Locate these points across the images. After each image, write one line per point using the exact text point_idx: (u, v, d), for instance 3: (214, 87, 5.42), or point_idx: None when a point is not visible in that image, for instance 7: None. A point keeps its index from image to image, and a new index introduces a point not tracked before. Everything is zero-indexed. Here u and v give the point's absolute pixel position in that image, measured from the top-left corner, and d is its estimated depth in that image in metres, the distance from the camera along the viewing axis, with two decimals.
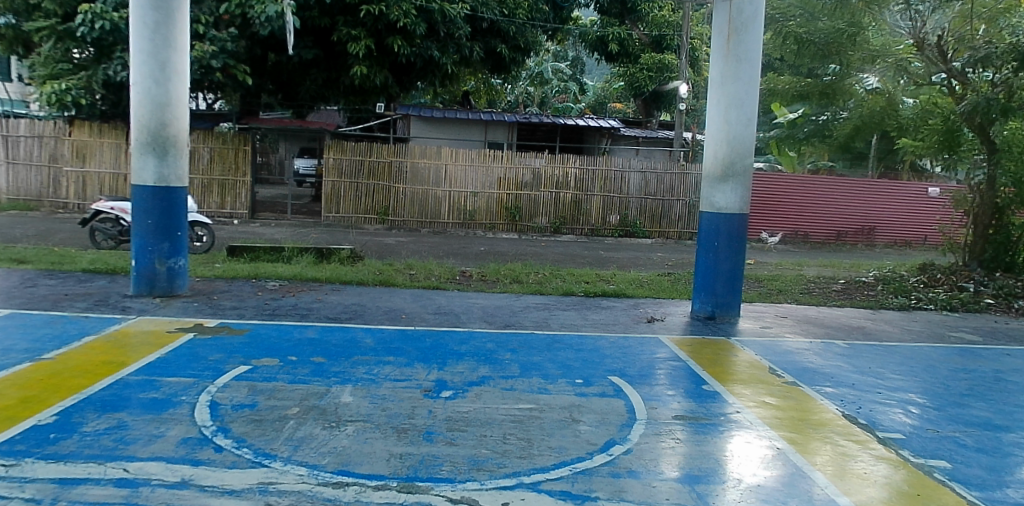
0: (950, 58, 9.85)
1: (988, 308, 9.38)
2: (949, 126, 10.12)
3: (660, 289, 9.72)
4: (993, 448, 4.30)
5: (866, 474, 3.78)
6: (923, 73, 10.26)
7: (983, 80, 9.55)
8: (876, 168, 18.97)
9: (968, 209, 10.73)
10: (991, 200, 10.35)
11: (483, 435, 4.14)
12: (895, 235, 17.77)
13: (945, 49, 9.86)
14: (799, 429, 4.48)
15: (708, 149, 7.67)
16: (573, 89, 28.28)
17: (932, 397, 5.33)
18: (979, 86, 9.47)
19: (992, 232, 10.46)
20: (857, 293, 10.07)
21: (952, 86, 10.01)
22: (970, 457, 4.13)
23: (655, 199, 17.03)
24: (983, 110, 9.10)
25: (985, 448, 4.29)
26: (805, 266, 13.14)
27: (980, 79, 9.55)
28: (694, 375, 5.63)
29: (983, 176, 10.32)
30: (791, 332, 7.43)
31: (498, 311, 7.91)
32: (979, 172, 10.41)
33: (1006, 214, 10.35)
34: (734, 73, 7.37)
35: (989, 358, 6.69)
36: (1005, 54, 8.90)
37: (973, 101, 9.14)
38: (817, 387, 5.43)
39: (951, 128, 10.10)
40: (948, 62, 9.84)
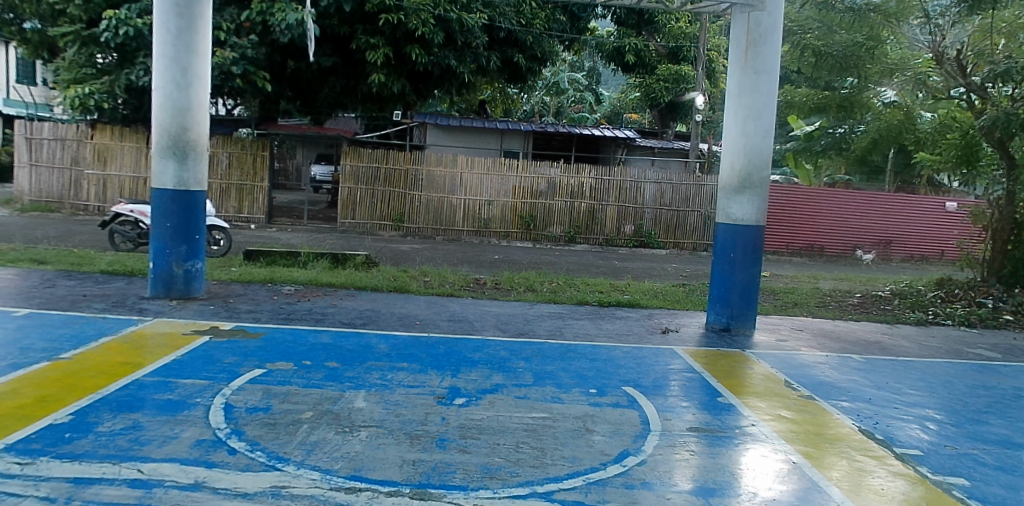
0: (970, 73, 9.67)
1: (1007, 324, 9.25)
2: (968, 141, 10.13)
3: (673, 299, 9.69)
4: (1013, 466, 4.24)
5: (883, 490, 3.74)
6: (941, 87, 10.06)
7: (1003, 95, 9.44)
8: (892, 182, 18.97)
9: (987, 224, 10.51)
10: (1010, 215, 10.17)
11: (496, 443, 4.14)
12: (914, 247, 17.58)
13: (966, 64, 9.68)
14: (815, 443, 4.45)
15: (725, 161, 7.63)
16: (589, 99, 28.34)
17: (950, 413, 5.27)
18: (998, 101, 9.37)
19: (1011, 248, 10.25)
20: (873, 307, 9.96)
21: (971, 101, 9.86)
22: (989, 475, 4.08)
23: (670, 210, 16.97)
24: (1002, 124, 8.97)
25: (1005, 466, 4.23)
26: (820, 279, 13.03)
27: (1000, 94, 9.43)
28: (709, 387, 5.60)
29: (1002, 192, 10.14)
30: (807, 346, 7.33)
31: (512, 319, 7.91)
32: (998, 186, 10.29)
33: None
34: (753, 85, 7.35)
35: (1009, 375, 6.59)
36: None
37: (992, 116, 9.03)
38: (833, 402, 5.38)
39: (970, 143, 10.12)
40: (967, 76, 9.63)
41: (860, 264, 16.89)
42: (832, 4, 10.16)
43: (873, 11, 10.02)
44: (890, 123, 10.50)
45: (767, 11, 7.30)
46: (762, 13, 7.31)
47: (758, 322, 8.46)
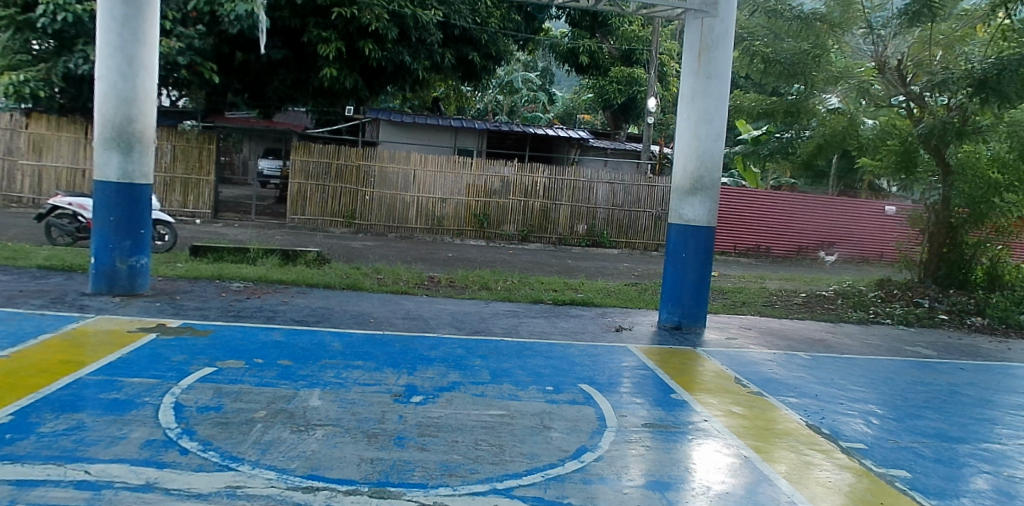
0: (909, 82, 10.21)
1: (942, 323, 9.74)
2: (908, 148, 10.45)
3: (626, 298, 9.86)
4: (950, 459, 4.50)
5: (829, 482, 3.91)
6: (883, 95, 10.52)
7: (939, 105, 10.02)
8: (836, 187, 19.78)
9: (925, 228, 11.06)
10: (945, 218, 10.66)
11: (455, 440, 4.14)
12: (853, 250, 18.33)
13: (905, 73, 10.19)
14: (765, 438, 4.61)
15: (678, 163, 7.80)
16: (542, 99, 28.46)
17: (890, 408, 5.53)
18: (935, 111, 9.96)
19: (946, 251, 10.79)
20: (818, 306, 10.36)
21: (909, 109, 10.40)
22: (928, 467, 4.32)
23: (622, 210, 17.24)
24: (939, 133, 9.50)
25: (942, 459, 4.49)
26: (766, 279, 13.48)
27: (937, 104, 10.02)
28: (662, 384, 5.72)
29: (938, 197, 10.66)
30: (755, 343, 7.57)
31: (467, 317, 7.90)
32: (934, 192, 10.78)
33: (960, 234, 10.70)
34: (705, 89, 7.53)
35: (945, 371, 6.93)
36: (960, 80, 9.16)
37: (931, 124, 9.54)
38: (781, 398, 5.57)
39: (909, 150, 10.44)
40: (907, 85, 10.17)
41: (819, 264, 17.75)
42: (780, 12, 10.56)
43: (820, 20, 10.47)
44: (833, 131, 10.67)
45: (720, 17, 7.48)
46: (715, 19, 7.49)
47: (708, 321, 8.67)
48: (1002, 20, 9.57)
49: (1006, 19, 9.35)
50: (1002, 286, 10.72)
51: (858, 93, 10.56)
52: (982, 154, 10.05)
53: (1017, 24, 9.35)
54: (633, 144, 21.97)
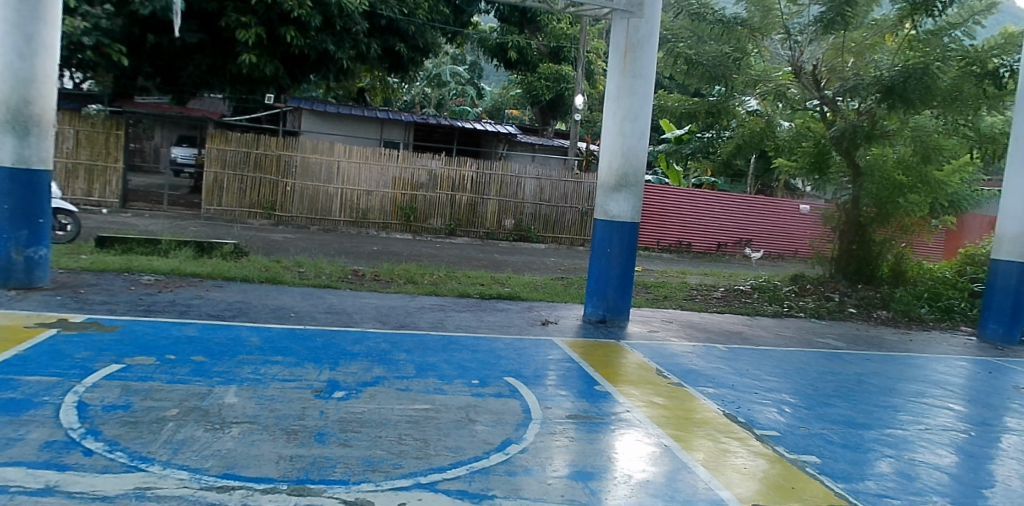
0: (823, 86, 10.72)
1: (850, 316, 10.38)
2: (820, 149, 11.22)
3: (552, 292, 9.98)
4: (855, 444, 4.87)
5: (744, 468, 4.12)
6: (799, 99, 10.97)
7: (852, 109, 10.50)
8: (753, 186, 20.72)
9: (835, 226, 11.70)
10: (854, 217, 11.34)
11: (378, 436, 4.09)
12: (766, 246, 19.26)
13: (819, 77, 10.72)
14: (684, 427, 4.81)
15: (603, 159, 7.97)
16: (470, 93, 28.41)
17: (801, 397, 5.86)
18: (848, 115, 10.45)
19: (856, 248, 11.47)
20: (736, 300, 10.82)
21: (824, 112, 10.90)
22: (836, 453, 4.66)
23: (549, 206, 17.36)
24: (850, 135, 10.02)
25: (848, 444, 4.86)
26: (687, 274, 13.93)
27: (849, 108, 10.52)
28: (587, 376, 5.84)
29: (848, 197, 11.33)
30: (676, 336, 7.84)
31: (392, 311, 7.81)
32: (845, 192, 11.42)
33: (868, 232, 11.36)
34: (630, 89, 7.72)
35: (852, 362, 7.37)
36: (870, 86, 9.74)
37: (843, 127, 10.06)
38: (700, 388, 5.78)
39: (821, 151, 11.21)
40: (821, 89, 10.70)
41: (746, 260, 18.51)
42: (704, 16, 10.93)
43: (741, 25, 10.83)
44: (751, 133, 11.43)
45: (645, 19, 7.68)
46: (640, 20, 7.69)
47: (632, 315, 8.89)
48: (909, 30, 10.37)
49: (913, 29, 10.23)
50: (905, 281, 11.45)
51: (776, 96, 10.82)
52: (888, 157, 10.75)
53: (921, 35, 10.29)
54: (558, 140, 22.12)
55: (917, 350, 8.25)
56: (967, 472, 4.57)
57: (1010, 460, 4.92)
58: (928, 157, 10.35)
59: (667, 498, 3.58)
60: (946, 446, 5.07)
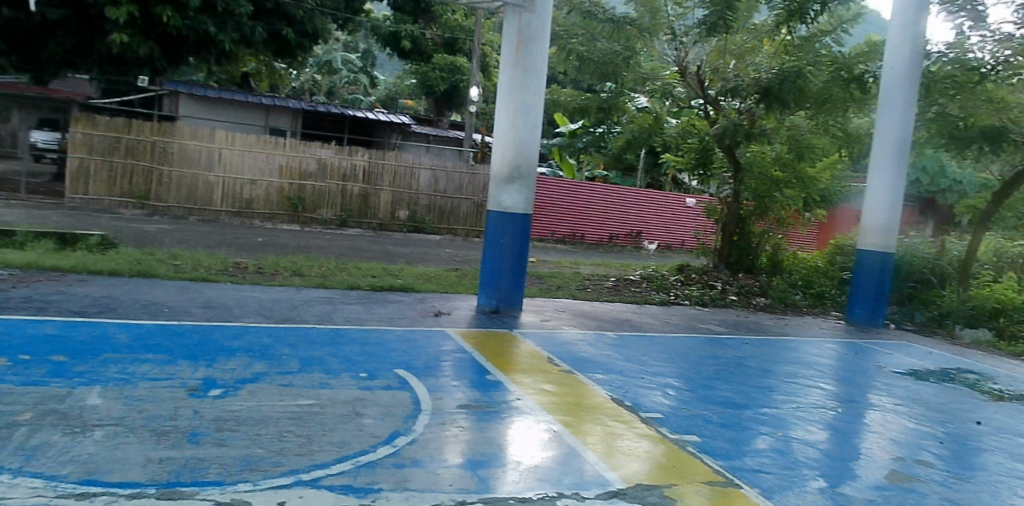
0: (706, 87, 11.31)
1: (731, 303, 11.01)
2: (704, 146, 11.62)
3: (445, 284, 9.99)
4: (733, 423, 5.20)
5: (630, 451, 4.32)
6: (685, 97, 11.42)
7: (732, 108, 11.13)
8: (642, 180, 21.62)
9: (718, 218, 12.24)
10: (735, 211, 11.98)
11: (258, 433, 3.97)
12: (654, 238, 20.17)
13: (703, 78, 11.24)
14: (573, 413, 4.95)
15: (496, 151, 8.03)
16: (363, 82, 27.94)
17: (685, 380, 6.16)
18: (729, 113, 11.06)
19: (736, 239, 12.11)
20: (625, 289, 11.20)
21: (708, 111, 11.49)
22: (715, 432, 4.96)
23: (444, 197, 17.41)
24: (731, 133, 10.62)
25: (727, 424, 5.18)
26: (579, 265, 14.28)
27: (730, 106, 11.16)
28: (478, 366, 5.89)
29: (729, 191, 11.99)
30: (567, 325, 8.04)
31: (277, 305, 7.58)
32: (726, 187, 12.06)
33: (748, 225, 12.02)
34: (522, 82, 7.81)
35: (732, 346, 7.82)
36: (748, 87, 10.45)
37: (724, 125, 10.64)
38: (589, 375, 5.96)
39: (705, 148, 11.61)
40: (705, 89, 11.29)
41: (645, 252, 19.32)
42: (595, 14, 11.25)
43: (630, 24, 11.20)
44: (641, 128, 11.56)
45: (536, 14, 7.80)
46: (532, 15, 7.80)
47: (526, 304, 9.04)
48: (784, 36, 10.93)
49: (788, 34, 10.75)
50: (781, 270, 12.22)
51: (663, 94, 11.38)
52: (767, 153, 11.15)
53: (796, 40, 10.82)
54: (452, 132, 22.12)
55: (791, 333, 8.89)
56: (834, 447, 4.99)
57: (873, 435, 5.40)
58: (801, 154, 10.85)
59: (553, 482, 3.69)
60: (817, 423, 5.50)
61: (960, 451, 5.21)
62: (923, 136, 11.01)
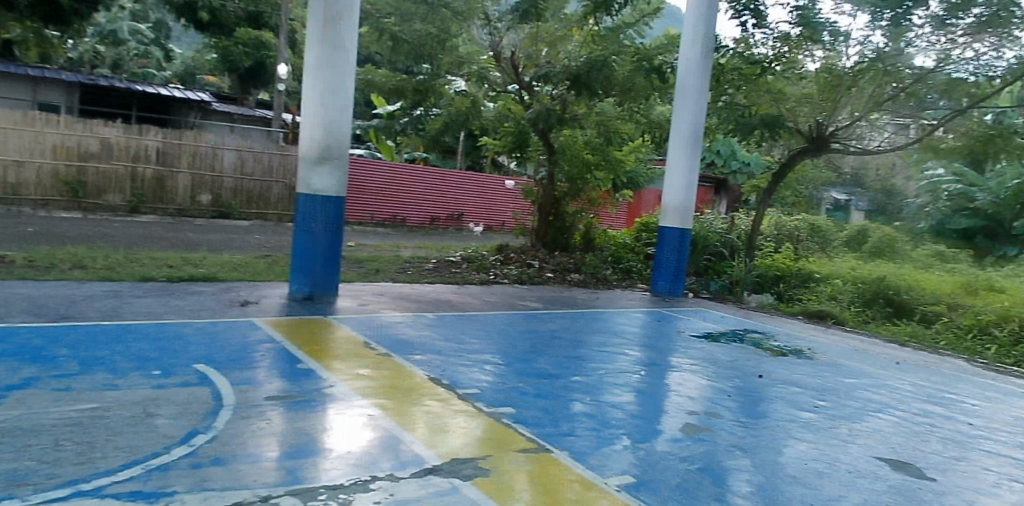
0: (520, 72, 11.83)
1: (547, 280, 11.62)
2: (520, 129, 11.87)
3: (252, 272, 9.55)
4: (546, 392, 5.54)
5: (449, 429, 4.48)
6: (501, 82, 11.98)
7: (545, 94, 11.69)
8: (463, 162, 22.09)
9: (534, 199, 12.86)
10: (551, 193, 12.58)
11: (26, 446, 3.59)
12: (475, 219, 20.66)
13: (517, 63, 11.77)
14: (388, 395, 5.00)
15: (304, 131, 7.78)
16: (158, 54, 25.73)
17: (502, 355, 6.42)
18: (542, 98, 11.56)
19: (551, 219, 12.75)
20: (445, 271, 11.38)
21: (522, 95, 11.93)
22: (529, 402, 5.26)
23: (251, 180, 16.55)
24: (544, 118, 11.13)
25: (541, 393, 5.51)
26: (401, 248, 14.25)
27: (542, 92, 11.67)
28: (289, 355, 5.73)
29: (545, 174, 12.58)
30: (387, 308, 8.03)
31: (52, 302, 6.82)
32: (541, 170, 12.68)
33: (562, 206, 12.73)
34: (330, 60, 7.61)
35: (547, 319, 8.27)
36: (560, 74, 11.15)
37: (539, 109, 11.12)
38: (406, 356, 6.02)
39: (521, 131, 11.87)
40: (519, 75, 11.82)
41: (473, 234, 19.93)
42: None
43: (445, 7, 11.03)
44: (458, 110, 11.59)
45: None
46: None
47: (343, 289, 8.86)
48: (591, 26, 11.66)
49: (595, 25, 11.49)
50: (594, 246, 13.02)
51: (478, 78, 11.73)
52: (578, 138, 11.77)
53: (602, 31, 11.58)
54: (260, 110, 22.40)
55: (601, 306, 9.58)
56: (637, 408, 5.51)
57: (672, 393, 6.04)
58: (609, 138, 11.65)
59: (366, 466, 3.73)
60: (624, 386, 6.03)
61: (746, 404, 6.02)
62: (714, 123, 12.06)
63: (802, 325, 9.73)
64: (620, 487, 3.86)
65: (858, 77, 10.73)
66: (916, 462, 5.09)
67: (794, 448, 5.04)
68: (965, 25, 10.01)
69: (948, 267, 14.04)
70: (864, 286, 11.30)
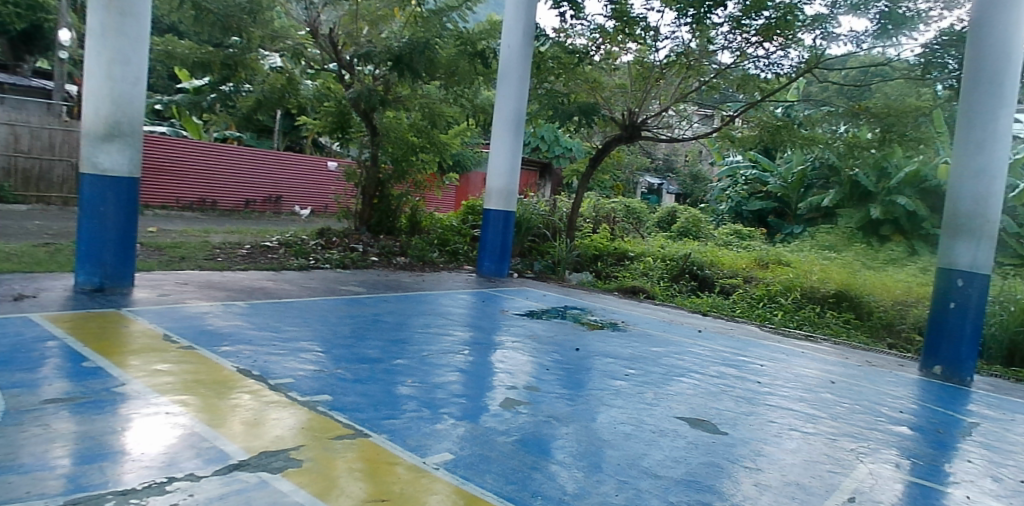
0: (339, 50, 11.63)
1: (371, 264, 11.56)
2: (341, 109, 11.90)
3: (26, 262, 8.47)
4: (366, 377, 5.51)
5: (262, 422, 4.34)
6: (319, 59, 11.78)
7: (366, 74, 11.71)
8: (282, 143, 21.53)
9: (357, 182, 12.75)
10: (375, 175, 12.64)
11: None
12: (297, 202, 19.90)
13: (336, 41, 11.53)
14: (192, 390, 4.73)
15: (87, 105, 7.04)
16: None
17: (322, 342, 6.28)
18: (364, 78, 11.60)
19: (376, 201, 12.79)
20: (260, 257, 10.85)
21: (341, 74, 11.81)
22: (347, 389, 5.20)
23: (26, 158, 14.79)
24: (365, 98, 11.02)
25: (360, 378, 5.47)
26: (210, 233, 13.37)
27: (363, 72, 11.67)
28: (72, 354, 5.19)
29: (368, 155, 12.66)
30: (194, 297, 7.51)
31: None
32: (365, 151, 12.71)
33: (387, 187, 12.82)
34: (118, 28, 6.93)
35: (369, 304, 8.19)
36: (381, 54, 10.86)
37: (359, 90, 11.05)
38: (213, 348, 5.70)
39: (342, 111, 11.91)
40: (338, 53, 11.60)
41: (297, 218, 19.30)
42: None
43: None
44: (274, 87, 11.60)
45: None
46: None
47: (140, 279, 8.11)
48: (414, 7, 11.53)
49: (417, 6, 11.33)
50: (420, 229, 13.40)
51: (295, 54, 11.49)
52: (402, 120, 12.26)
53: (424, 12, 11.51)
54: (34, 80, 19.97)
55: (426, 289, 9.62)
56: (460, 386, 5.66)
57: (495, 370, 6.27)
58: (433, 121, 12.00)
59: (167, 466, 3.52)
60: (448, 365, 6.16)
61: (565, 376, 6.39)
62: (536, 109, 12.74)
63: (619, 301, 10.48)
64: (438, 465, 3.98)
65: (667, 69, 11.66)
66: (711, 419, 5.70)
67: (607, 414, 5.43)
68: (756, 26, 10.78)
69: (742, 245, 15.79)
70: (671, 264, 12.39)
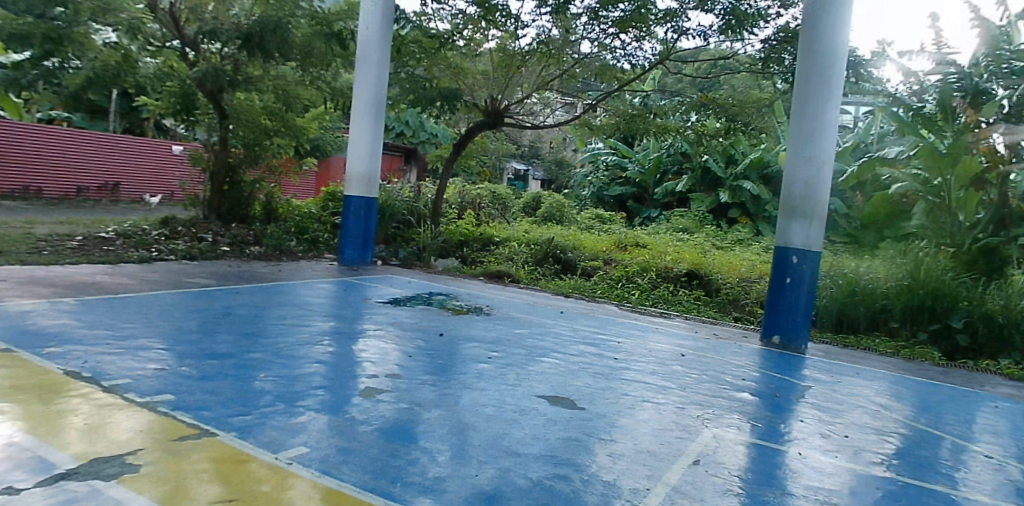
0: (182, 26, 11.27)
1: (222, 254, 11.03)
2: (184, 89, 11.30)
3: None
4: (213, 373, 5.28)
5: (96, 426, 4.06)
6: (159, 36, 11.40)
7: (212, 52, 11.41)
8: (117, 124, 19.90)
9: (205, 166, 12.25)
10: (224, 159, 12.18)
11: None
12: (135, 190, 18.54)
13: (178, 16, 11.17)
14: (11, 397, 4.33)
15: None
16: None
17: (166, 339, 5.93)
18: (209, 57, 11.28)
19: (226, 188, 12.38)
20: (93, 249, 10.01)
21: (186, 53, 11.48)
22: (192, 387, 4.96)
23: None
24: (211, 77, 10.70)
25: (207, 375, 5.23)
26: (34, 225, 12.11)
27: (209, 50, 11.35)
28: None
29: (216, 138, 12.06)
30: (14, 295, 6.80)
31: None
32: (212, 134, 12.10)
33: (239, 173, 12.43)
34: None
35: (219, 297, 7.81)
36: (229, 31, 10.88)
37: (204, 69, 10.68)
38: (36, 350, 5.23)
39: (185, 91, 11.29)
40: (180, 29, 11.25)
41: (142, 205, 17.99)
42: None
43: None
44: (105, 65, 10.66)
45: None
46: None
47: None
48: None
49: None
50: (276, 217, 13.10)
51: (129, 30, 10.51)
52: (255, 103, 11.74)
53: None
54: None
55: (284, 279, 9.29)
56: (318, 378, 5.56)
57: (356, 359, 6.22)
58: (288, 104, 11.79)
59: None
60: (306, 357, 6.03)
61: (428, 362, 6.44)
62: (396, 93, 12.58)
63: (486, 285, 10.68)
64: (291, 459, 3.92)
65: (528, 57, 11.99)
66: (571, 396, 5.99)
67: (468, 397, 5.56)
68: (612, 18, 11.21)
69: (602, 229, 16.60)
70: (535, 248, 12.83)
